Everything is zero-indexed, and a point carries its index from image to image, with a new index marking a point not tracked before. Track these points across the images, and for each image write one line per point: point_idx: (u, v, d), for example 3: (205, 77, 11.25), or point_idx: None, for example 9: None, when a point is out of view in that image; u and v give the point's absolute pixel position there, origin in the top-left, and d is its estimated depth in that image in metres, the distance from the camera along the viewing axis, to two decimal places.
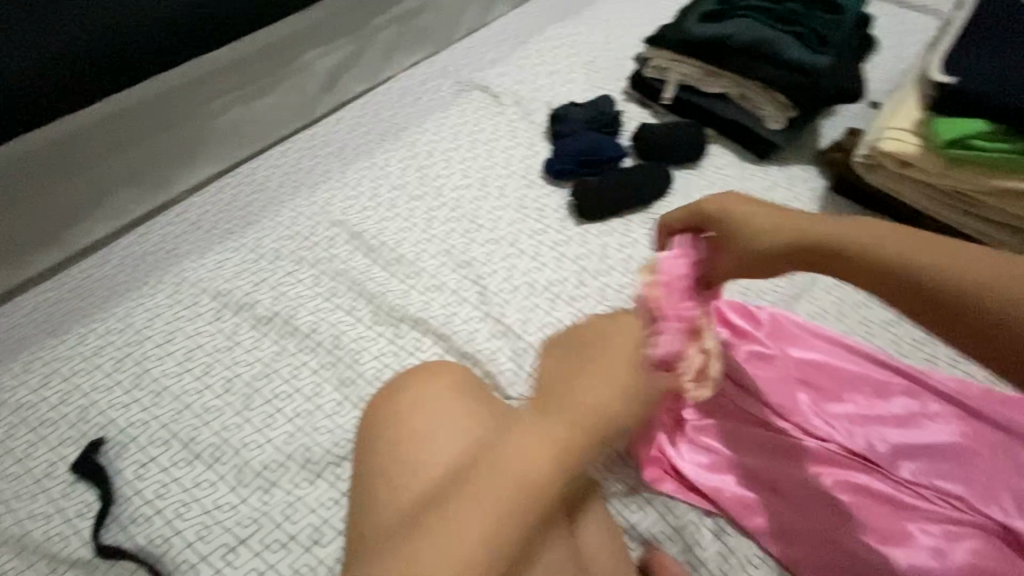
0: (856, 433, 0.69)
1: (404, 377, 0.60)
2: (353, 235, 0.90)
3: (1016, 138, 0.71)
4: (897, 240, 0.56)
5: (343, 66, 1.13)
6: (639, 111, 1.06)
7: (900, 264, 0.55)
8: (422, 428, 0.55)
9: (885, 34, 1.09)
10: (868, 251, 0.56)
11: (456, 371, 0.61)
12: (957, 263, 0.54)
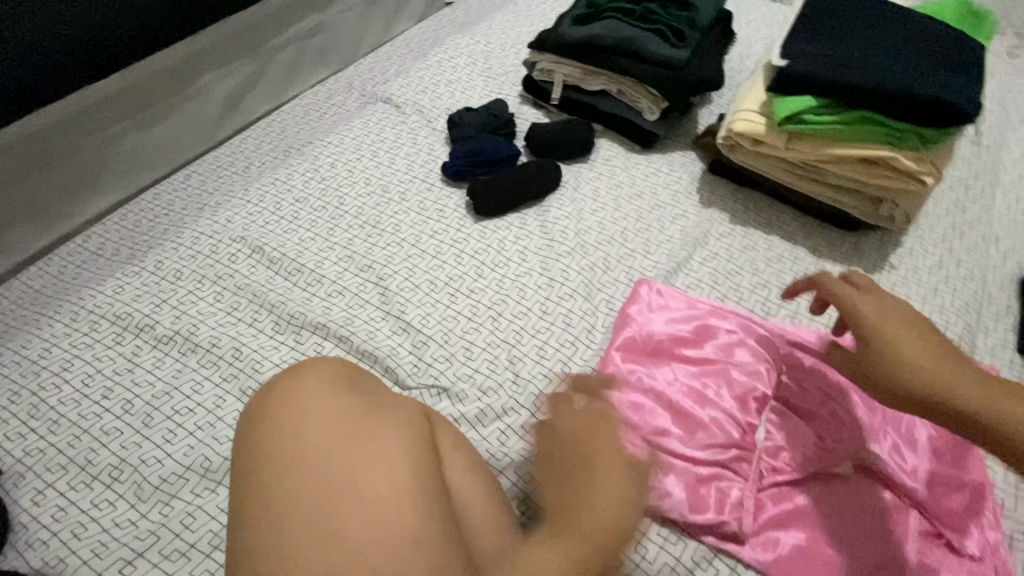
0: (750, 399, 0.73)
1: (282, 383, 0.62)
2: (255, 249, 0.92)
3: (842, 110, 0.79)
4: (1019, 396, 0.53)
5: (243, 87, 1.15)
6: (533, 112, 1.13)
7: (987, 405, 0.53)
8: (301, 425, 0.58)
9: (750, 27, 1.19)
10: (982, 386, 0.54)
11: (333, 371, 0.64)
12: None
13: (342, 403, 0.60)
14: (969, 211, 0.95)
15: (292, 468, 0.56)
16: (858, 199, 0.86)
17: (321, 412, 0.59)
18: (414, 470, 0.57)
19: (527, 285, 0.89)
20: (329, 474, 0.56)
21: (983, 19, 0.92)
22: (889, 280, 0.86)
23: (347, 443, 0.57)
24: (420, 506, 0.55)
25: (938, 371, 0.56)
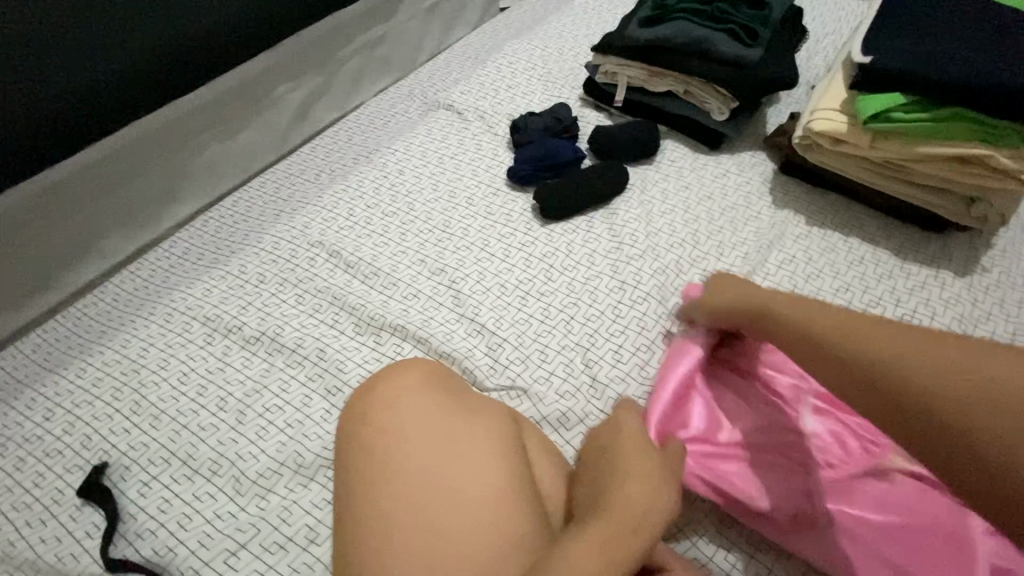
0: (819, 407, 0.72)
1: (382, 382, 0.63)
2: (332, 253, 0.95)
3: (934, 108, 0.77)
4: (883, 326, 0.56)
5: (312, 98, 1.20)
6: (595, 116, 1.13)
7: (862, 343, 0.55)
8: (400, 426, 0.60)
9: (817, 24, 1.17)
10: (856, 327, 0.57)
11: (427, 372, 0.65)
12: (898, 348, 0.54)
13: (431, 413, 0.61)
14: None
15: (389, 480, 0.57)
16: (949, 199, 0.83)
17: (419, 414, 0.61)
18: (507, 479, 0.57)
19: (598, 288, 0.89)
20: (426, 487, 0.56)
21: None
22: (983, 283, 0.82)
23: (440, 454, 0.58)
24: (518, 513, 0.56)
25: (815, 319, 0.60)
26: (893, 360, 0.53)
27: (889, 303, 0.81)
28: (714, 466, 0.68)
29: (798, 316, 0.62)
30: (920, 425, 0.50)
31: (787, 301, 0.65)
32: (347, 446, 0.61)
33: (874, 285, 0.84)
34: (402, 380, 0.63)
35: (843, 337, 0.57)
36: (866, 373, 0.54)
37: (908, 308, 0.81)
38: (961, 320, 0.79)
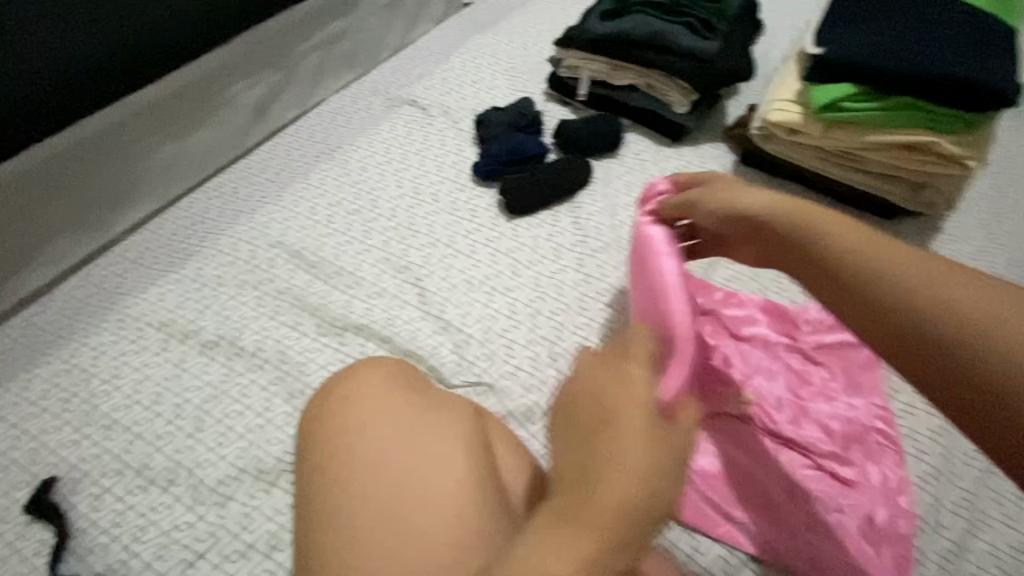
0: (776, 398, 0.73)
1: (341, 378, 0.63)
2: (293, 253, 0.93)
3: (881, 96, 0.79)
4: (913, 257, 0.55)
5: (271, 95, 1.17)
6: (560, 110, 1.13)
7: (902, 269, 0.54)
8: (361, 417, 0.59)
9: (774, 18, 1.19)
10: (880, 253, 0.55)
11: (389, 366, 0.65)
12: (959, 284, 0.51)
13: (403, 411, 0.59)
14: (1008, 195, 0.94)
15: (356, 481, 0.55)
16: (899, 186, 0.85)
17: (379, 404, 0.60)
18: (468, 466, 0.57)
19: (563, 282, 0.89)
20: (393, 488, 0.55)
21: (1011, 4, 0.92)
22: None
23: (408, 455, 0.57)
24: (480, 516, 0.54)
25: (841, 237, 0.57)
26: (939, 290, 0.51)
27: None
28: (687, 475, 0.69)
29: (837, 237, 0.58)
30: (914, 347, 0.52)
31: (823, 215, 0.60)
32: (310, 452, 0.59)
33: None
34: (380, 378, 0.62)
35: (879, 266, 0.55)
36: (892, 305, 0.53)
37: None
38: None
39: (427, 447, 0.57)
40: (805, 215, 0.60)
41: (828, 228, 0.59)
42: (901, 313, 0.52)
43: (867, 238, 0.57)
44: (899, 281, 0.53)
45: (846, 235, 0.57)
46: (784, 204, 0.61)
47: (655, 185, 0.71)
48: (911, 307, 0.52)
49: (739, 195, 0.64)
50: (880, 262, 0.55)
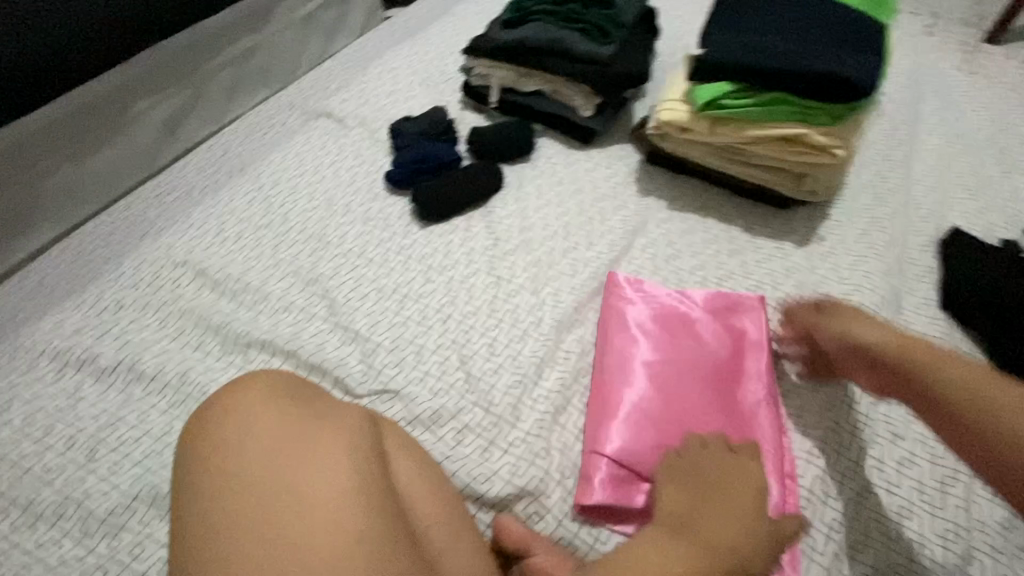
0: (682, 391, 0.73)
1: (220, 404, 0.62)
2: (199, 271, 0.91)
3: (756, 93, 0.83)
4: (968, 366, 0.60)
5: (180, 113, 1.14)
6: (474, 117, 1.15)
7: (938, 375, 0.61)
8: (242, 439, 0.58)
9: (674, 22, 1.24)
10: (955, 366, 0.61)
11: (271, 385, 0.64)
12: (960, 377, 0.60)
13: (287, 417, 0.60)
14: (889, 181, 1.00)
15: (243, 490, 0.55)
16: (784, 177, 0.90)
17: (262, 424, 0.59)
18: (354, 470, 0.57)
19: (474, 285, 0.90)
20: (285, 491, 0.54)
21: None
22: (820, 251, 0.90)
23: (292, 462, 0.56)
24: (374, 502, 0.55)
25: (931, 352, 0.63)
26: (969, 388, 0.58)
27: (739, 276, 0.88)
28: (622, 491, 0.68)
29: (912, 356, 0.64)
30: (985, 458, 0.55)
31: (907, 341, 0.66)
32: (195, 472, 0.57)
33: (726, 261, 0.90)
34: (262, 391, 0.63)
35: (935, 362, 0.62)
36: (958, 400, 0.58)
37: (755, 279, 0.87)
38: (799, 286, 0.86)
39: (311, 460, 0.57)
40: (882, 341, 0.67)
41: (895, 343, 0.66)
42: (965, 404, 0.58)
43: (898, 349, 0.65)
44: (969, 384, 0.58)
45: (891, 352, 0.66)
46: (872, 331, 0.68)
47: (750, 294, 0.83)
48: (972, 400, 0.57)
49: (855, 323, 0.71)
50: (926, 376, 0.62)
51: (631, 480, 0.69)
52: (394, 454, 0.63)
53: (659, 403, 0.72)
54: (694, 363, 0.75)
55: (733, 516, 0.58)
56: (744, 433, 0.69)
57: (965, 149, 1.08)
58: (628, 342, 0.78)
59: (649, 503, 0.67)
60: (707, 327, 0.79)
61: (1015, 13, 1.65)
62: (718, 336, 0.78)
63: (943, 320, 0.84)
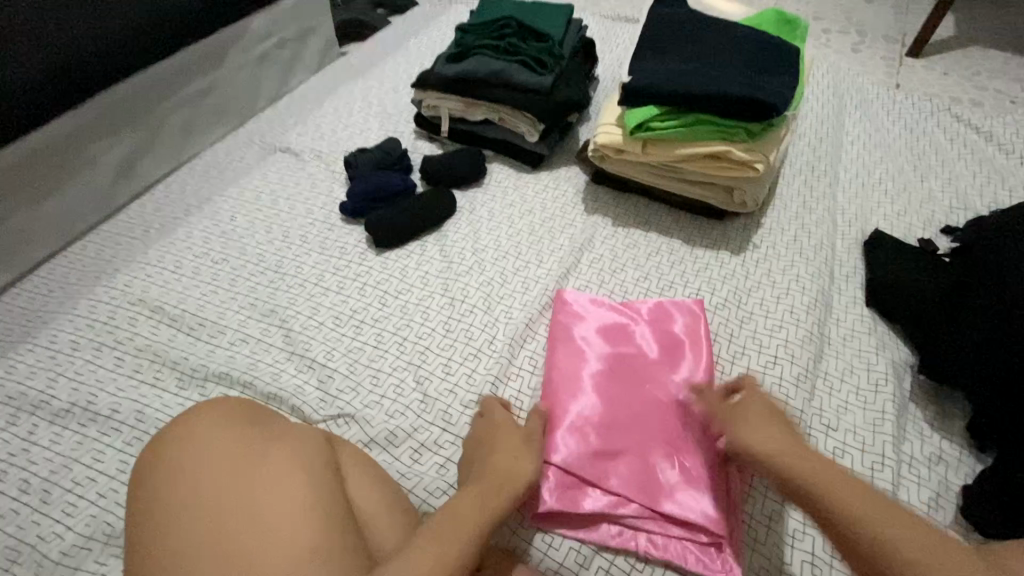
0: (628, 396, 0.76)
1: (174, 433, 0.63)
2: (155, 309, 0.93)
3: (680, 115, 0.89)
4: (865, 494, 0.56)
5: (135, 155, 1.17)
6: (429, 146, 1.21)
7: (841, 506, 0.56)
8: (196, 466, 0.60)
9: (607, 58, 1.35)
10: (849, 493, 0.57)
11: (226, 412, 0.66)
12: (866, 506, 0.55)
13: (243, 442, 0.62)
14: (816, 189, 1.07)
15: (202, 513, 0.56)
16: (716, 191, 0.96)
17: (216, 450, 0.61)
18: (311, 486, 0.59)
19: (429, 307, 0.92)
20: (243, 512, 0.56)
21: (789, 19, 1.05)
22: (753, 258, 0.96)
23: (249, 485, 0.58)
24: (332, 516, 0.58)
25: (823, 472, 0.59)
26: (867, 527, 0.54)
27: (679, 286, 0.93)
28: (575, 496, 0.69)
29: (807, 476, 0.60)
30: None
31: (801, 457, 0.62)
32: (151, 502, 0.58)
33: (668, 272, 0.95)
34: (216, 420, 0.64)
35: (836, 489, 0.57)
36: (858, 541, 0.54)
37: (694, 288, 0.92)
38: (735, 292, 0.91)
39: (266, 482, 0.59)
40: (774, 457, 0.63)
41: (792, 463, 0.61)
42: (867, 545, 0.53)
43: (801, 469, 0.60)
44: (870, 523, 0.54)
45: (804, 473, 0.60)
46: (773, 449, 0.63)
47: (683, 301, 0.88)
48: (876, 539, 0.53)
49: (750, 425, 0.67)
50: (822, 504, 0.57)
51: (580, 486, 0.70)
52: (349, 470, 0.66)
53: (601, 408, 0.75)
54: (634, 371, 0.79)
55: (504, 455, 0.66)
56: (681, 438, 0.73)
57: (885, 156, 1.16)
58: (571, 355, 0.81)
59: (597, 507, 0.68)
60: (644, 338, 0.83)
61: (931, 31, 1.79)
62: (655, 343, 0.82)
63: (869, 317, 0.90)
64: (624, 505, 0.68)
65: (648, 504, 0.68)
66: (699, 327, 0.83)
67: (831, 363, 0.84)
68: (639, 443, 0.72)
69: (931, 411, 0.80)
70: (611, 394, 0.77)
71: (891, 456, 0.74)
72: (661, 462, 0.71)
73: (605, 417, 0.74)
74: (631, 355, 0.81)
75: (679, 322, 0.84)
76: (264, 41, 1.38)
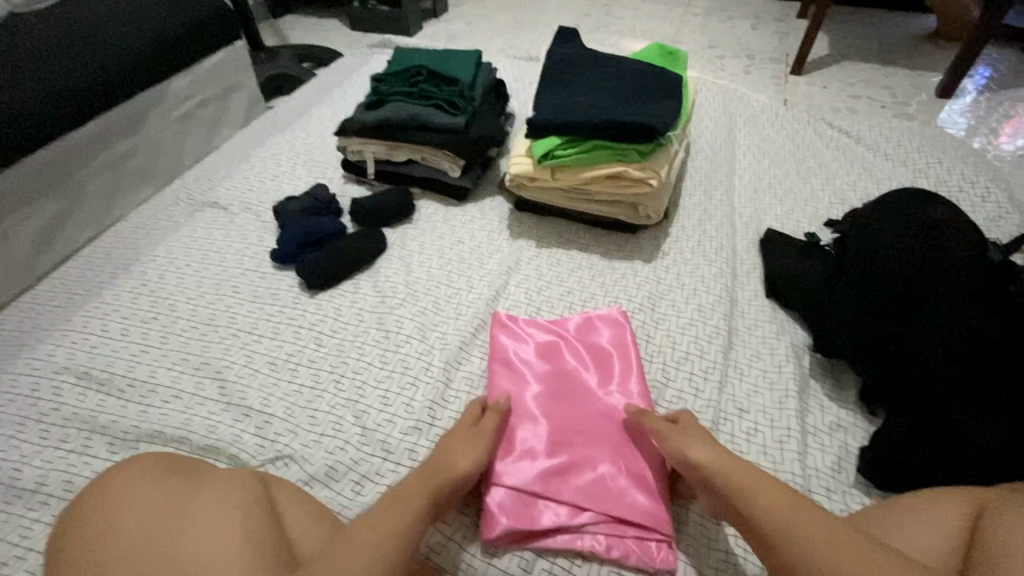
0: (568, 410, 0.81)
1: (95, 498, 0.63)
2: (82, 375, 0.91)
3: (581, 143, 0.98)
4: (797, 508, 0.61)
5: (56, 223, 1.16)
6: (357, 188, 1.26)
7: (777, 518, 0.60)
8: (120, 525, 0.59)
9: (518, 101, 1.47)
10: (780, 510, 0.61)
11: (150, 468, 0.66)
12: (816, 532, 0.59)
13: (166, 489, 0.63)
14: (714, 198, 1.19)
15: (120, 559, 0.57)
16: (623, 208, 1.05)
17: (140, 506, 0.61)
18: (244, 525, 0.60)
19: (365, 342, 0.94)
20: (172, 561, 0.56)
21: (669, 51, 1.18)
22: (663, 264, 1.05)
23: (177, 534, 0.58)
24: (262, 554, 0.58)
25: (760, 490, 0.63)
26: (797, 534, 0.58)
27: (600, 296, 1.00)
28: (530, 511, 0.71)
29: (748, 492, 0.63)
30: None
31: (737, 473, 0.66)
32: (68, 551, 0.59)
33: (588, 284, 1.02)
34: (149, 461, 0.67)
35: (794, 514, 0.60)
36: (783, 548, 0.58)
37: (613, 296, 1.00)
38: (649, 297, 0.99)
39: (196, 527, 0.59)
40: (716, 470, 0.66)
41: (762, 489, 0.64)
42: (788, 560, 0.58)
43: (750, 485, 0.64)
44: (801, 534, 0.58)
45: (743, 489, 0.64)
46: (722, 466, 0.66)
47: (607, 311, 0.94)
48: (802, 560, 0.57)
49: (693, 445, 0.70)
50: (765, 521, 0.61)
51: (533, 501, 0.72)
52: (287, 507, 0.67)
53: (547, 425, 0.79)
54: (571, 387, 0.84)
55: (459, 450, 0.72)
56: (620, 446, 0.77)
57: (772, 163, 1.29)
58: (512, 379, 0.85)
59: (551, 519, 0.70)
60: (576, 353, 0.88)
61: (807, 51, 2.02)
62: (587, 357, 0.87)
63: (769, 306, 0.99)
64: (582, 516, 0.70)
65: (600, 510, 0.71)
66: (624, 335, 0.89)
67: (740, 350, 0.92)
68: (586, 452, 0.76)
69: (829, 383, 0.89)
70: (553, 410, 0.81)
71: (795, 428, 0.81)
72: (610, 467, 0.75)
73: (552, 432, 0.78)
74: (566, 370, 0.86)
75: (606, 335, 0.90)
76: (186, 103, 1.41)
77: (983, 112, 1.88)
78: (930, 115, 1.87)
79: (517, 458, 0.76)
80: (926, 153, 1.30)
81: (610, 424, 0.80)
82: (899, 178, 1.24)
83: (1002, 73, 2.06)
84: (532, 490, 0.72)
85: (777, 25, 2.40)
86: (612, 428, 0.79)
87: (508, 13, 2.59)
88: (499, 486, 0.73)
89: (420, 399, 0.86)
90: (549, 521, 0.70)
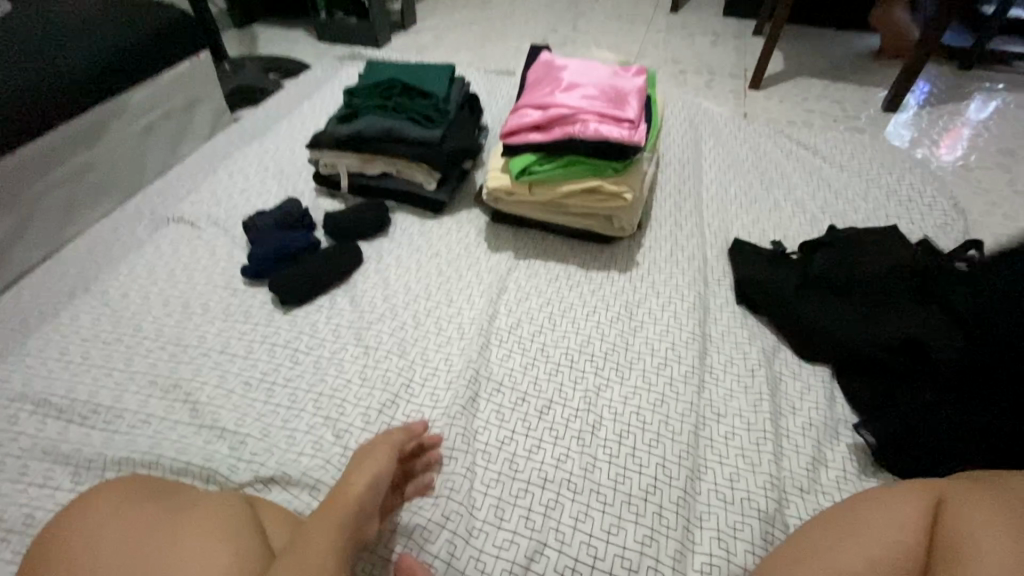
0: (602, 118, 0.97)
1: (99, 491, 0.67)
2: (39, 402, 0.88)
3: (555, 157, 0.99)
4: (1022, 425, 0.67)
5: (7, 242, 1.12)
6: (331, 202, 1.25)
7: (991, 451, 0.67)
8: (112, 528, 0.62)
9: (490, 120, 1.51)
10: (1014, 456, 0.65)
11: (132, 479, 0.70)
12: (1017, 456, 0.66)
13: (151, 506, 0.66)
14: (685, 208, 1.22)
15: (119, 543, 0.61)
16: (600, 221, 1.06)
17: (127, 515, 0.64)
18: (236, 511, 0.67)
19: (343, 359, 0.92)
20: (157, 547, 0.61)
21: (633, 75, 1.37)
22: (639, 273, 1.07)
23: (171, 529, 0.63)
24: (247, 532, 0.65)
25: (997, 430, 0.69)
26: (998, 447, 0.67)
27: (579, 307, 1.01)
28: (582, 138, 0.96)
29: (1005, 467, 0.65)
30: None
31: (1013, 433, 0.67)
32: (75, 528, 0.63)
33: (567, 294, 1.03)
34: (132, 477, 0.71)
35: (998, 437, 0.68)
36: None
37: (591, 306, 1.01)
38: (626, 305, 1.01)
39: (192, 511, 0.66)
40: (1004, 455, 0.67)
41: None
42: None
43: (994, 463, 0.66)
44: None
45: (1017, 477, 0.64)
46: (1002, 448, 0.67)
47: (562, 70, 1.11)
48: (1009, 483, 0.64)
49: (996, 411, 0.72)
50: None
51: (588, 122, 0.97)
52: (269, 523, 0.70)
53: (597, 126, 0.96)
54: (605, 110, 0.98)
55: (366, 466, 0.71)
56: (609, 126, 0.96)
57: (737, 174, 1.34)
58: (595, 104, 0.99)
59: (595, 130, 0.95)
60: (612, 108, 0.99)
61: (764, 67, 2.12)
62: (604, 106, 0.99)
63: (741, 312, 1.02)
64: (582, 105, 0.99)
65: (600, 135, 0.95)
66: (584, 69, 1.11)
67: (716, 355, 0.94)
68: (601, 78, 1.08)
69: (800, 382, 0.91)
70: (599, 118, 0.97)
71: (770, 431, 0.83)
72: (633, 83, 1.10)
73: (593, 82, 1.06)
74: (593, 108, 0.98)
75: (592, 76, 1.09)
76: (146, 114, 1.36)
77: (926, 124, 1.98)
78: (878, 128, 1.98)
79: (599, 120, 0.97)
80: (877, 166, 1.37)
81: (622, 126, 0.97)
82: (854, 188, 1.31)
83: (941, 87, 2.18)
84: (560, 85, 1.05)
85: (735, 42, 2.50)
86: (613, 121, 0.97)
87: (476, 28, 2.62)
88: (571, 131, 0.96)
89: (393, 399, 0.87)
90: (552, 99, 1.01)
